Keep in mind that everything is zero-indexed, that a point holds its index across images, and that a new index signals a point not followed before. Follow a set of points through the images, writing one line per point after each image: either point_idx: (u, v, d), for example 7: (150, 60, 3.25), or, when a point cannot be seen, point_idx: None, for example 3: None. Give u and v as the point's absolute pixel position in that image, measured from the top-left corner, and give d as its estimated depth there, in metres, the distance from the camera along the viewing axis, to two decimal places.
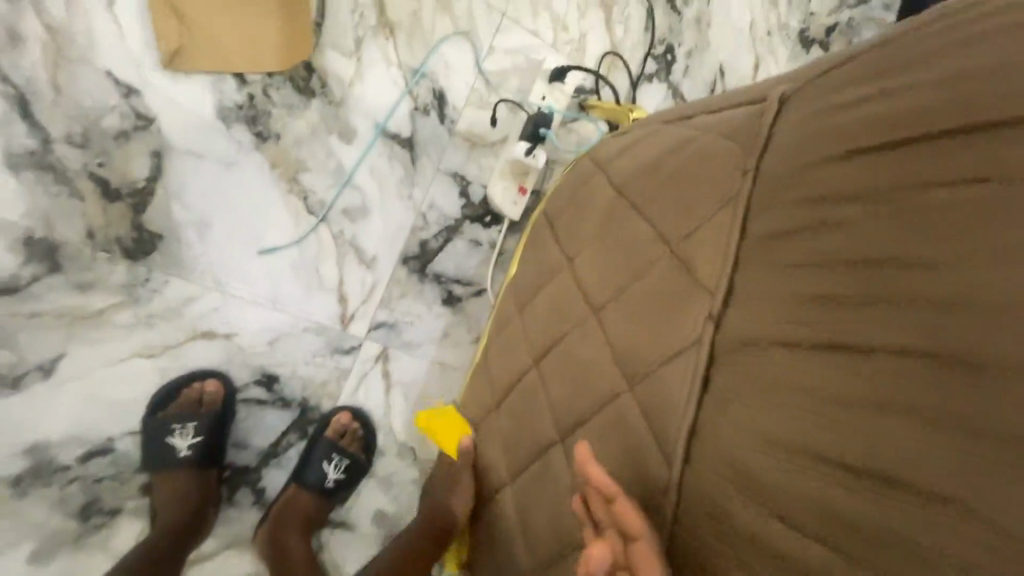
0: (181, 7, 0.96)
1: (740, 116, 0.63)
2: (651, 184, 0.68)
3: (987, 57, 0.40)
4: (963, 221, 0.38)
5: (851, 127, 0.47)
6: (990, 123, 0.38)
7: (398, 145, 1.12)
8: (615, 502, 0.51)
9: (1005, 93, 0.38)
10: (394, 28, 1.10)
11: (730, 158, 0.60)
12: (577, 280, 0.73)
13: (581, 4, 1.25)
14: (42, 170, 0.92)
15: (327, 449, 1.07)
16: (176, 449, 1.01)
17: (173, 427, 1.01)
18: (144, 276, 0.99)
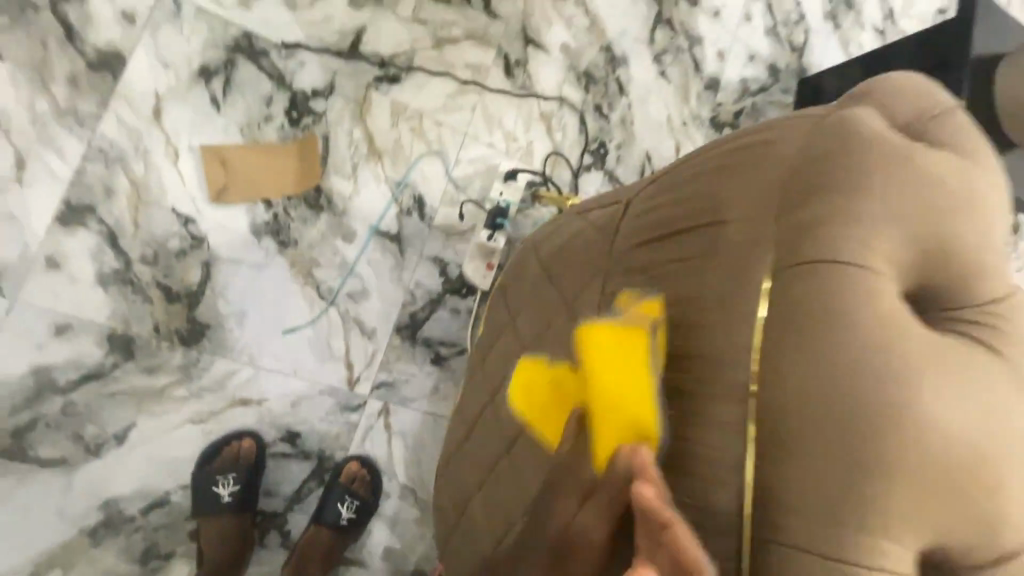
0: (224, 157, 1.29)
1: (602, 213, 0.92)
2: (557, 265, 0.96)
3: (704, 180, 0.70)
4: (696, 281, 0.67)
5: (645, 220, 0.77)
6: (703, 221, 0.68)
7: (389, 240, 1.43)
8: (669, 529, 0.58)
9: (709, 204, 0.68)
10: (382, 153, 1.44)
11: (597, 242, 0.87)
12: (514, 336, 1.01)
13: (527, 119, 1.59)
14: (124, 283, 1.22)
15: (341, 493, 1.30)
16: (219, 496, 1.23)
17: (217, 478, 1.24)
18: (195, 358, 1.27)
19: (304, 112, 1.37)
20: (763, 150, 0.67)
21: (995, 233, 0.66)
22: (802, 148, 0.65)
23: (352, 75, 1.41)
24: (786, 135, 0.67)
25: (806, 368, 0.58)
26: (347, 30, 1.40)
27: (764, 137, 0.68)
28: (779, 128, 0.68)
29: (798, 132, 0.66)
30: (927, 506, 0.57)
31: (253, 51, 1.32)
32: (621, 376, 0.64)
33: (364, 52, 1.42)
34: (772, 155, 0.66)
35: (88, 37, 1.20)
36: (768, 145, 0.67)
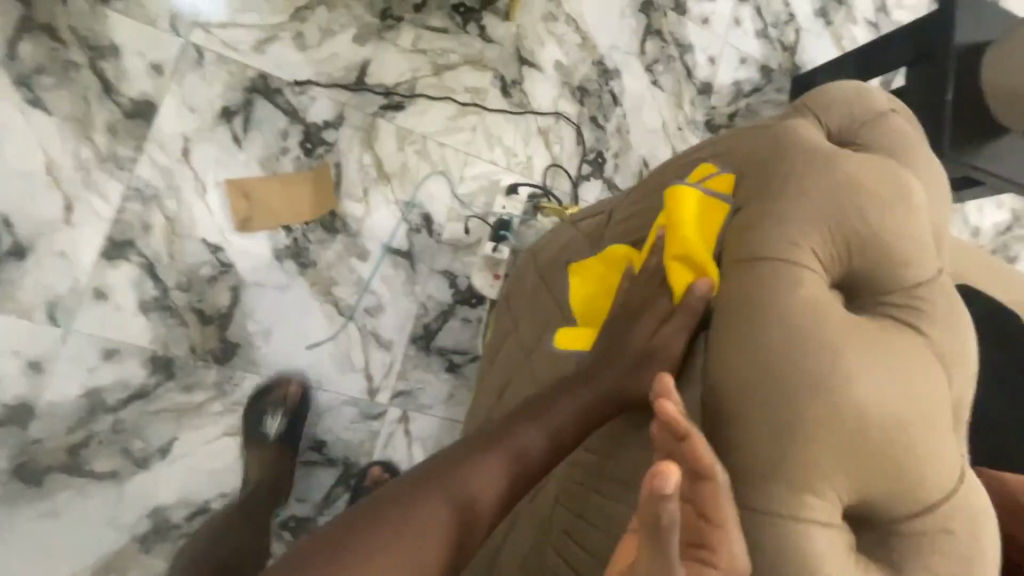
0: (247, 189, 1.41)
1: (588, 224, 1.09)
2: (550, 273, 1.10)
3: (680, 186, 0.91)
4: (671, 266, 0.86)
5: (633, 221, 0.97)
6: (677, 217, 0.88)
7: (400, 256, 1.53)
8: (689, 438, 0.66)
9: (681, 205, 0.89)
10: (391, 176, 1.54)
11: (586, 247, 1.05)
12: (517, 342, 1.14)
13: (526, 134, 1.68)
14: (162, 309, 1.34)
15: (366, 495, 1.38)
16: (267, 428, 1.34)
17: (267, 411, 1.35)
18: (228, 375, 1.38)
19: (317, 143, 1.48)
20: (727, 148, 0.90)
21: (917, 230, 0.78)
22: (754, 143, 0.87)
23: (360, 105, 1.51)
24: (743, 135, 0.90)
25: (749, 315, 0.74)
26: (352, 66, 1.51)
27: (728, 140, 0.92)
28: (739, 133, 0.91)
29: (753, 133, 0.89)
30: (852, 456, 0.69)
31: (269, 90, 1.44)
32: (699, 231, 0.81)
33: (369, 83, 1.52)
34: (733, 150, 0.89)
35: (124, 90, 1.33)
36: (732, 144, 0.90)
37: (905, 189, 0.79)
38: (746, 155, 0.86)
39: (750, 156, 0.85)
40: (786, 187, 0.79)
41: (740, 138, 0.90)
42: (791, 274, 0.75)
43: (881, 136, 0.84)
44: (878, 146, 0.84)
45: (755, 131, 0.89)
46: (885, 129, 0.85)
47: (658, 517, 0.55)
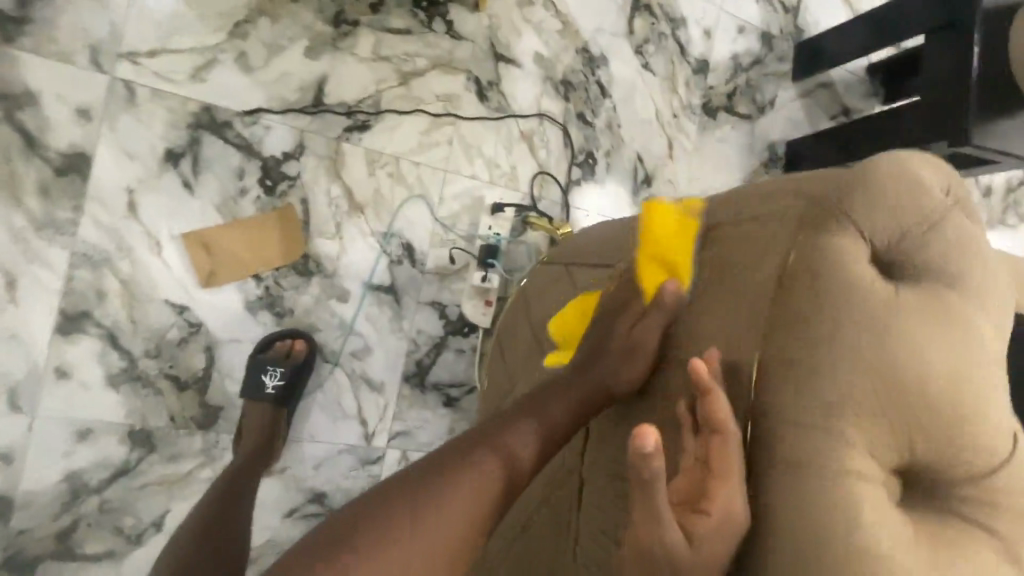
0: (206, 239, 1.27)
1: (580, 251, 1.13)
2: (544, 297, 1.13)
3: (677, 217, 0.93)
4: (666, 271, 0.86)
5: (629, 244, 1.00)
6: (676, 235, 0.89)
7: (383, 292, 1.43)
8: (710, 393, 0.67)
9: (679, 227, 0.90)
10: (363, 206, 1.40)
11: (579, 271, 1.07)
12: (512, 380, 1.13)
13: (507, 142, 1.53)
14: (132, 380, 1.25)
15: None
16: (265, 384, 1.29)
17: (267, 368, 1.29)
18: (214, 439, 1.31)
19: (278, 179, 1.33)
20: (746, 235, 0.77)
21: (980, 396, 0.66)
22: (781, 238, 0.73)
23: (322, 129, 1.36)
24: (768, 222, 0.75)
25: (776, 483, 0.66)
26: (307, 85, 1.34)
27: (750, 222, 0.78)
28: (763, 214, 0.77)
29: (780, 220, 0.74)
30: None
31: (216, 124, 1.28)
32: (670, 239, 0.82)
33: (328, 103, 1.36)
34: (754, 242, 0.75)
35: (50, 143, 1.17)
36: (756, 231, 0.76)
37: (966, 348, 0.67)
38: (770, 257, 0.73)
39: (776, 262, 0.72)
40: (820, 329, 0.66)
41: (765, 224, 0.75)
42: (832, 463, 0.64)
43: (936, 256, 0.70)
44: (933, 272, 0.69)
45: (783, 219, 0.74)
46: (940, 244, 0.70)
47: (641, 472, 0.59)
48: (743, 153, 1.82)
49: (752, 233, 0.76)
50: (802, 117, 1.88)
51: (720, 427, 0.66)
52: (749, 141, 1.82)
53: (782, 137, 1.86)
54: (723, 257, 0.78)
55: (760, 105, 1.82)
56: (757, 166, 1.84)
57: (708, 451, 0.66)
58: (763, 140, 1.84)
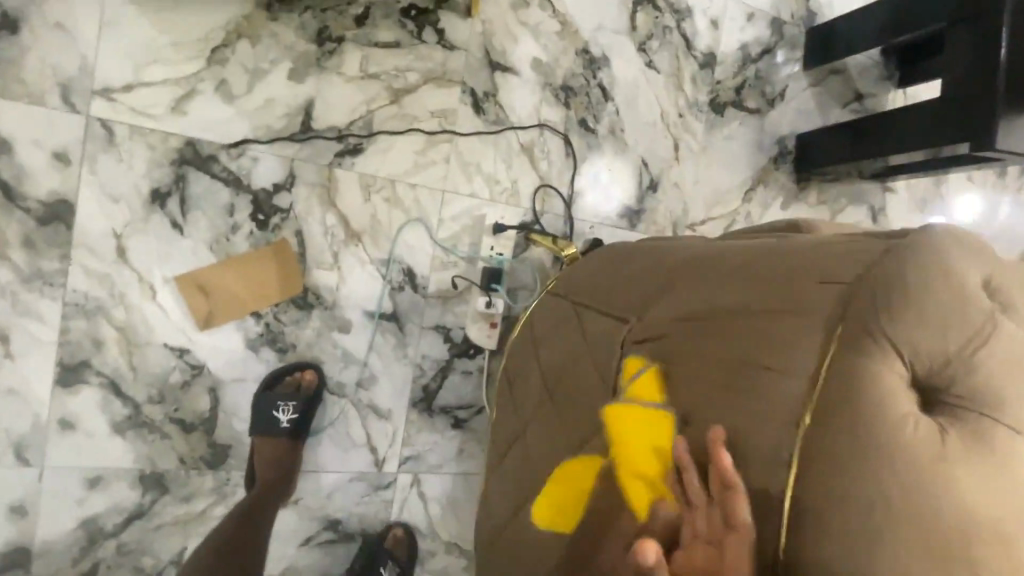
0: (201, 280, 1.23)
1: (597, 292, 1.08)
2: (557, 340, 1.10)
3: (703, 278, 0.87)
4: (693, 342, 0.81)
5: (651, 294, 0.95)
6: (703, 300, 0.84)
7: (385, 320, 1.40)
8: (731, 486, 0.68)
9: (707, 289, 0.84)
10: (360, 233, 1.35)
11: (596, 318, 1.03)
12: (523, 428, 1.12)
13: (506, 156, 1.47)
14: (138, 426, 1.24)
15: (385, 555, 1.41)
16: (279, 419, 1.28)
17: (279, 403, 1.28)
18: (226, 477, 1.32)
19: (270, 212, 1.28)
20: (775, 317, 0.73)
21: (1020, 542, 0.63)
22: (815, 328, 0.70)
23: (312, 156, 1.30)
24: (800, 306, 0.72)
25: None
26: (294, 110, 1.27)
27: (780, 302, 0.74)
28: (796, 295, 0.73)
29: (814, 307, 0.71)
30: None
31: (201, 159, 1.22)
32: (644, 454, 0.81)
33: (317, 128, 1.29)
34: (785, 327, 0.72)
35: (29, 192, 1.12)
36: (786, 315, 0.73)
37: (1006, 488, 0.64)
38: (802, 349, 0.70)
39: (809, 354, 0.69)
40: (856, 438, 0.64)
41: (797, 309, 0.72)
42: None
43: (986, 378, 0.65)
44: (982, 397, 0.65)
45: (818, 307, 0.71)
46: (990, 365, 0.65)
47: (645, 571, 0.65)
48: (751, 150, 1.74)
49: (782, 316, 0.73)
50: (813, 107, 1.80)
51: (735, 523, 0.67)
52: (759, 137, 1.75)
53: (791, 130, 1.79)
54: (749, 337, 0.75)
55: (769, 98, 1.74)
56: (765, 163, 1.77)
57: (722, 543, 0.67)
58: (773, 134, 1.77)
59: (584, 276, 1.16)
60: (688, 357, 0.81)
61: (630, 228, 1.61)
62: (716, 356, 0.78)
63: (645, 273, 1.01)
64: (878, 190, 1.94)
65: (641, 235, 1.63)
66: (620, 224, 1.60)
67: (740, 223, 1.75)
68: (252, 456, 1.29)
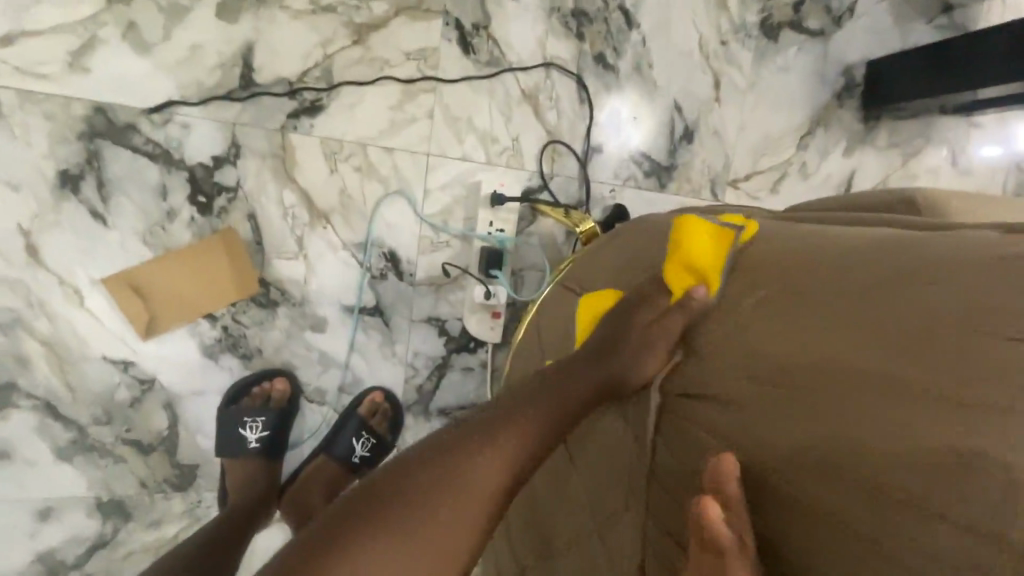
0: (135, 281, 1.01)
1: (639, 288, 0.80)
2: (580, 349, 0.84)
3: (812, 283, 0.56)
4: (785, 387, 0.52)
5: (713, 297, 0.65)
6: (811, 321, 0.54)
7: (367, 314, 1.17)
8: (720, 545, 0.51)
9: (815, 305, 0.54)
10: (328, 213, 1.10)
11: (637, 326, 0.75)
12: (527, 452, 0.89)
13: (505, 107, 1.18)
14: (87, 450, 1.07)
15: (357, 427, 1.16)
16: (246, 439, 1.10)
17: (244, 420, 1.09)
18: (196, 499, 1.15)
19: (213, 192, 1.04)
20: (870, 387, 0.47)
21: None
22: (909, 409, 0.44)
23: (259, 120, 1.03)
24: (885, 369, 0.47)
25: None
26: (228, 60, 1.00)
27: (852, 359, 0.49)
28: (881, 351, 0.48)
29: (908, 372, 0.45)
30: None
31: (116, 130, 0.97)
32: (704, 247, 0.68)
33: (261, 82, 1.02)
34: (862, 401, 0.47)
35: None
36: (866, 381, 0.47)
37: None
38: (886, 439, 0.45)
39: (897, 449, 0.44)
40: None
41: (881, 374, 0.47)
42: None
43: None
44: None
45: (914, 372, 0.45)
46: None
47: None
48: (809, 84, 1.42)
49: (859, 382, 0.48)
50: (889, 24, 1.44)
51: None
52: (818, 68, 1.42)
53: (860, 57, 1.45)
54: (806, 409, 0.50)
55: (836, 15, 1.41)
56: (826, 99, 1.44)
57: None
58: (838, 62, 1.44)
59: (618, 263, 0.88)
60: (777, 413, 0.52)
61: (661, 188, 1.32)
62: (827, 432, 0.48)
63: None
64: (962, 127, 1.59)
65: (674, 197, 1.34)
66: (648, 185, 1.31)
67: (794, 175, 1.45)
68: (222, 478, 1.12)
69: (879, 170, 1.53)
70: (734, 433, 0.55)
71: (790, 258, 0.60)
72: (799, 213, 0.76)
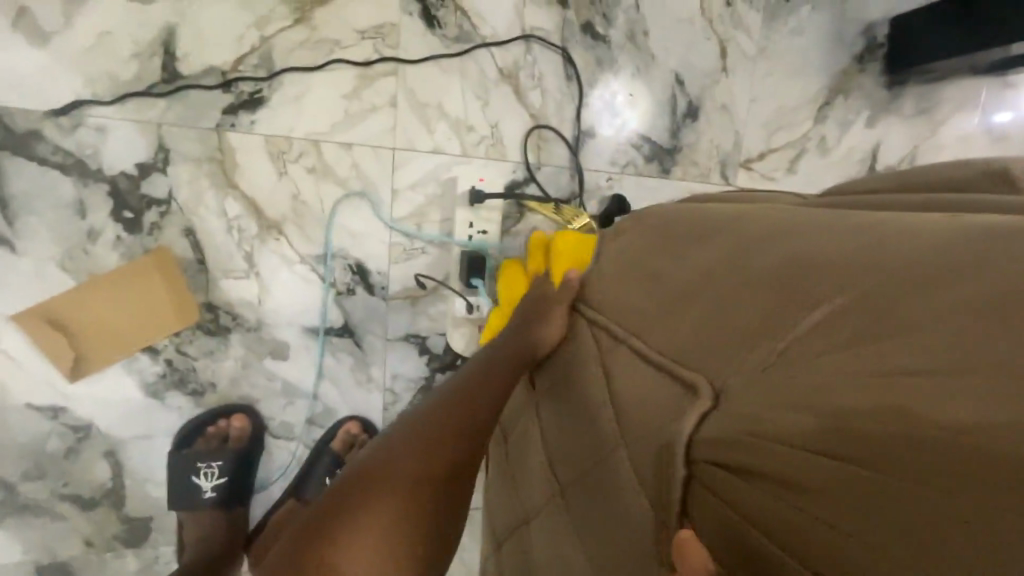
0: (55, 316, 0.87)
1: (640, 295, 0.65)
2: (576, 369, 0.68)
3: (875, 286, 0.41)
4: (836, 428, 0.36)
5: (742, 310, 0.50)
6: (879, 341, 0.38)
7: (335, 336, 1.02)
8: None
9: (883, 317, 0.39)
10: (281, 222, 0.95)
11: (641, 339, 0.60)
12: (530, 504, 0.73)
13: (480, 90, 1.02)
14: (19, 510, 0.92)
15: (331, 463, 1.01)
16: (201, 489, 0.96)
17: (199, 466, 0.96)
18: (153, 555, 1.00)
19: (142, 206, 0.88)
20: (960, 423, 0.31)
21: None
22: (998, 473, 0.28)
23: (190, 119, 0.88)
24: (965, 411, 0.31)
25: None
26: (146, 48, 0.85)
27: (914, 398, 0.33)
28: (954, 388, 0.32)
29: (995, 420, 0.29)
30: None
31: (16, 139, 0.82)
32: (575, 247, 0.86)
33: (188, 73, 0.87)
34: (926, 457, 0.31)
35: None
36: (933, 429, 0.31)
37: None
38: (958, 519, 0.29)
39: (971, 538, 0.28)
40: None
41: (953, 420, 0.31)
42: None
43: None
44: None
45: (1006, 420, 0.29)
46: None
47: None
48: (826, 47, 1.26)
49: (923, 430, 0.32)
50: None
51: None
52: (835, 28, 1.26)
53: (883, 13, 1.28)
54: (842, 470, 0.35)
55: None
56: (846, 63, 1.28)
57: None
58: (857, 20, 1.27)
59: (622, 262, 0.73)
60: (826, 467, 0.36)
61: (664, 174, 1.17)
62: (901, 493, 0.32)
63: (714, 271, 0.57)
64: (997, 87, 1.41)
65: (678, 183, 1.18)
66: (650, 171, 1.16)
67: (812, 151, 1.29)
68: (180, 531, 0.99)
69: (906, 141, 1.37)
70: (751, 507, 0.40)
71: (835, 266, 0.45)
72: (847, 200, 0.59)
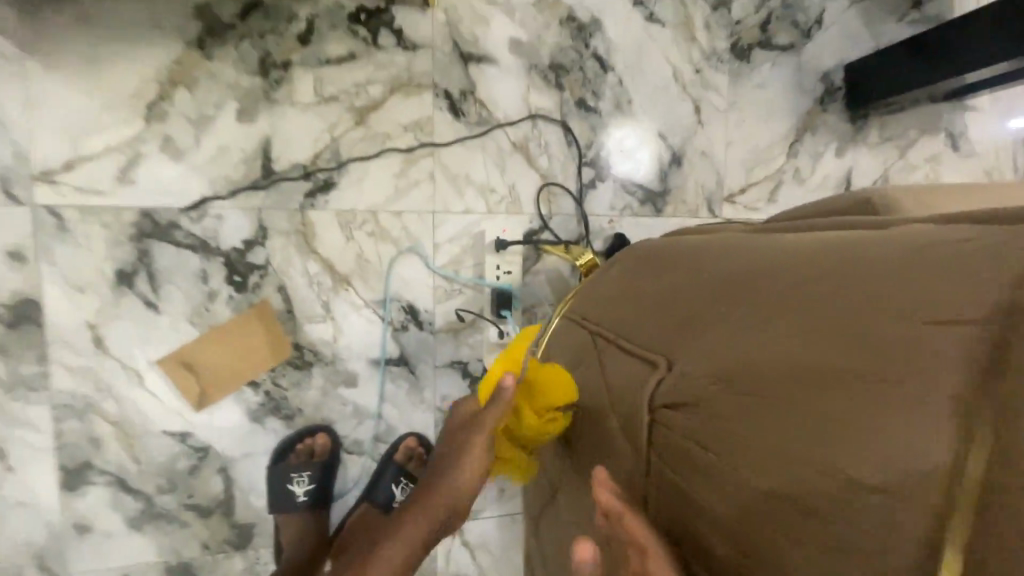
0: (186, 358, 1.14)
1: (626, 306, 0.86)
2: (581, 365, 0.90)
3: (767, 279, 0.63)
4: (741, 368, 0.58)
5: (691, 304, 0.72)
6: (767, 312, 0.59)
7: (394, 365, 1.26)
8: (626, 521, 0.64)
9: (769, 299, 0.60)
10: (349, 276, 1.21)
11: (626, 335, 0.81)
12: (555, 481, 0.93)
13: (499, 160, 1.28)
14: (155, 518, 1.16)
15: (395, 473, 1.22)
16: (295, 493, 1.18)
17: (292, 475, 1.18)
18: (254, 556, 1.22)
19: (247, 271, 1.16)
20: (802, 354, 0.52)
21: None
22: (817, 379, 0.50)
23: (281, 202, 1.16)
24: (806, 348, 0.52)
25: None
26: (249, 155, 1.14)
27: (783, 345, 0.55)
28: (802, 338, 0.54)
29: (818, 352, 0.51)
30: None
31: (160, 229, 1.11)
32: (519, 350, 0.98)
33: (280, 170, 1.16)
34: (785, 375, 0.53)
35: None
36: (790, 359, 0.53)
37: None
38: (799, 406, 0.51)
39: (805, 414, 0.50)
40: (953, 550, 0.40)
41: (812, 366, 0.51)
42: None
43: None
44: None
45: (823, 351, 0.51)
46: None
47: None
48: (789, 95, 1.48)
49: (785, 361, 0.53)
50: (858, 30, 1.50)
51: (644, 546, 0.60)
52: (795, 78, 1.48)
53: (837, 62, 1.50)
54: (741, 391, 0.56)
55: (805, 28, 1.48)
56: (810, 106, 1.49)
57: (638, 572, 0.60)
58: (815, 70, 1.49)
59: (614, 284, 0.96)
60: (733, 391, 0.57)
61: (657, 213, 1.39)
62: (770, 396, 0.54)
63: (676, 281, 0.79)
64: (956, 112, 1.59)
65: (670, 219, 1.40)
66: (645, 212, 1.38)
67: (788, 182, 1.49)
68: (276, 532, 1.20)
69: (875, 166, 1.55)
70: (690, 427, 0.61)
71: (748, 271, 0.67)
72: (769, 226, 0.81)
